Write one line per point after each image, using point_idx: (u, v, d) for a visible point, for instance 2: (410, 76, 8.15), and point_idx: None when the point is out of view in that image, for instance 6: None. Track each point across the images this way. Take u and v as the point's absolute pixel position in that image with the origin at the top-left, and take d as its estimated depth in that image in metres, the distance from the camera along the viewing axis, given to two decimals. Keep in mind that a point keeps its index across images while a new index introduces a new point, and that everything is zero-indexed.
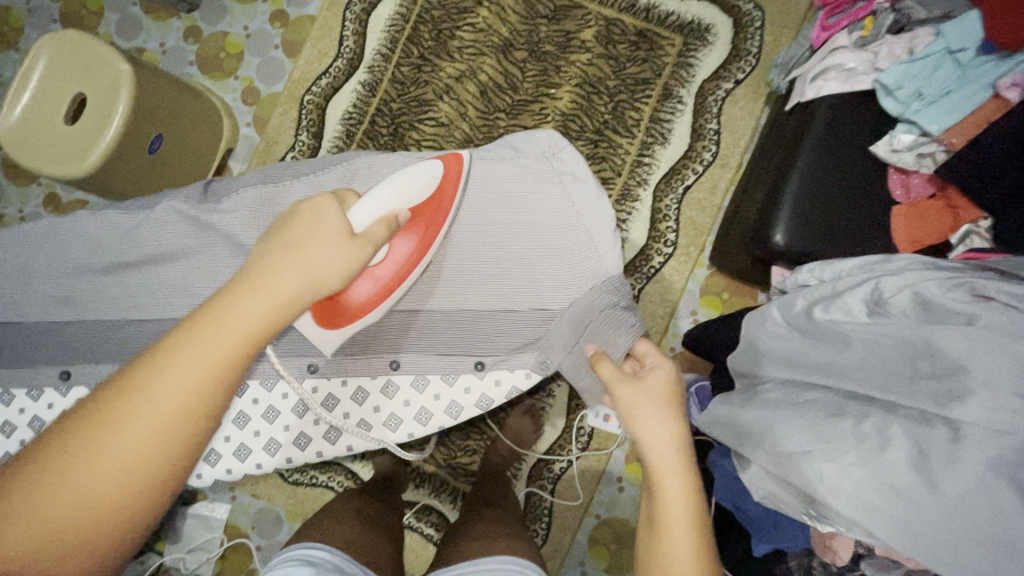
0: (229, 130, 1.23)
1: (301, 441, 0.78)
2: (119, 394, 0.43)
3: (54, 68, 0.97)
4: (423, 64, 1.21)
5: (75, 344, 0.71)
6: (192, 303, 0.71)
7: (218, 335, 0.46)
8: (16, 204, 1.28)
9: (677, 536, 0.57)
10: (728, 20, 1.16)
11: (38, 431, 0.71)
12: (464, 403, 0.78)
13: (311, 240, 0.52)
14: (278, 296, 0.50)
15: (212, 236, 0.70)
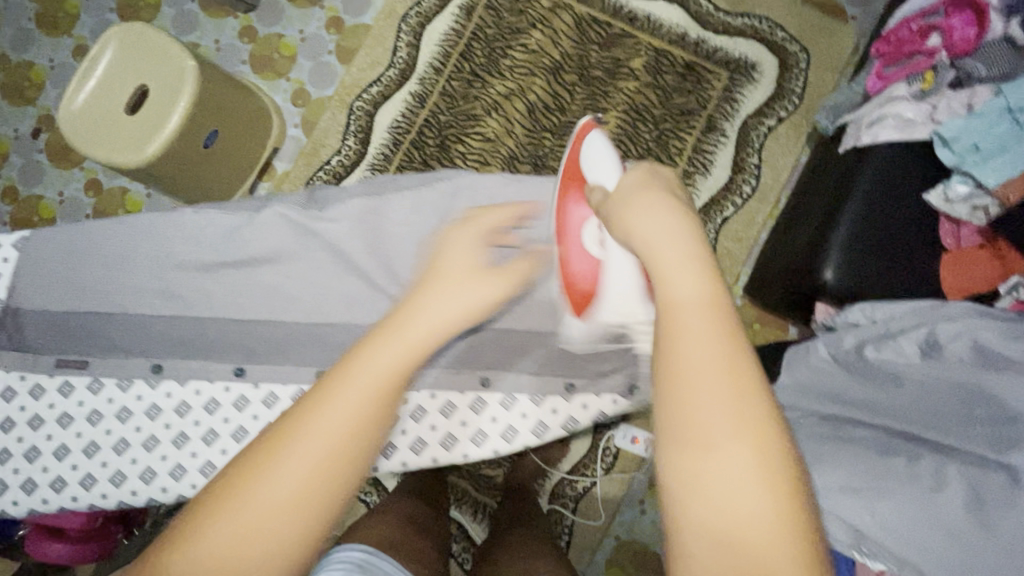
0: (278, 129, 1.24)
1: (386, 450, 0.73)
2: (270, 442, 0.41)
3: (120, 59, 0.99)
4: (474, 80, 1.24)
5: (171, 336, 0.70)
6: (291, 306, 0.70)
7: (380, 372, 0.44)
8: (56, 187, 1.28)
9: (709, 375, 0.37)
10: (775, 60, 1.20)
11: (96, 425, 0.69)
12: (550, 424, 0.75)
13: (466, 274, 0.52)
14: (421, 342, 0.47)
15: (314, 242, 0.68)
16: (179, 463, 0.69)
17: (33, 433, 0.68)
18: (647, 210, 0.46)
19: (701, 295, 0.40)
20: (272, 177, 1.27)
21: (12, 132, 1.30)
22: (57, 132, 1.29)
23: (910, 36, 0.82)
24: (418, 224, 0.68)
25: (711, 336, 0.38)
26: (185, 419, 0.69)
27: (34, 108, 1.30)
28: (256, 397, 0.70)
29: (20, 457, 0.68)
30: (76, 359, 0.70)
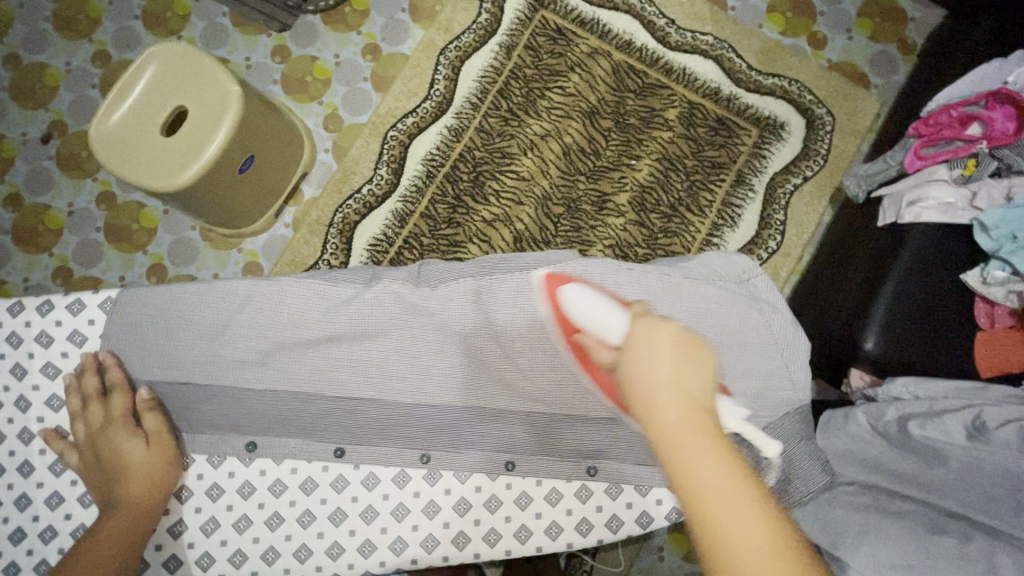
0: (309, 155, 1.21)
1: (459, 539, 0.62)
2: (100, 539, 0.55)
3: (160, 78, 0.96)
4: (511, 118, 1.24)
5: (218, 399, 0.63)
6: (390, 386, 0.63)
7: (99, 548, 0.55)
8: (66, 196, 1.22)
9: (721, 499, 0.41)
10: (802, 120, 1.24)
11: (87, 506, 0.63)
12: (656, 515, 0.63)
13: (119, 423, 0.60)
14: (115, 451, 0.59)
15: (422, 320, 0.63)
16: (240, 550, 0.61)
17: (52, 511, 0.63)
18: (644, 363, 0.45)
19: (697, 424, 0.43)
20: (299, 202, 1.24)
21: (21, 136, 1.24)
22: (69, 140, 1.24)
23: (950, 121, 0.87)
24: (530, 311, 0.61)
25: (714, 463, 0.42)
26: (265, 500, 0.62)
27: (46, 112, 1.25)
28: (356, 479, 0.62)
29: (36, 535, 0.63)
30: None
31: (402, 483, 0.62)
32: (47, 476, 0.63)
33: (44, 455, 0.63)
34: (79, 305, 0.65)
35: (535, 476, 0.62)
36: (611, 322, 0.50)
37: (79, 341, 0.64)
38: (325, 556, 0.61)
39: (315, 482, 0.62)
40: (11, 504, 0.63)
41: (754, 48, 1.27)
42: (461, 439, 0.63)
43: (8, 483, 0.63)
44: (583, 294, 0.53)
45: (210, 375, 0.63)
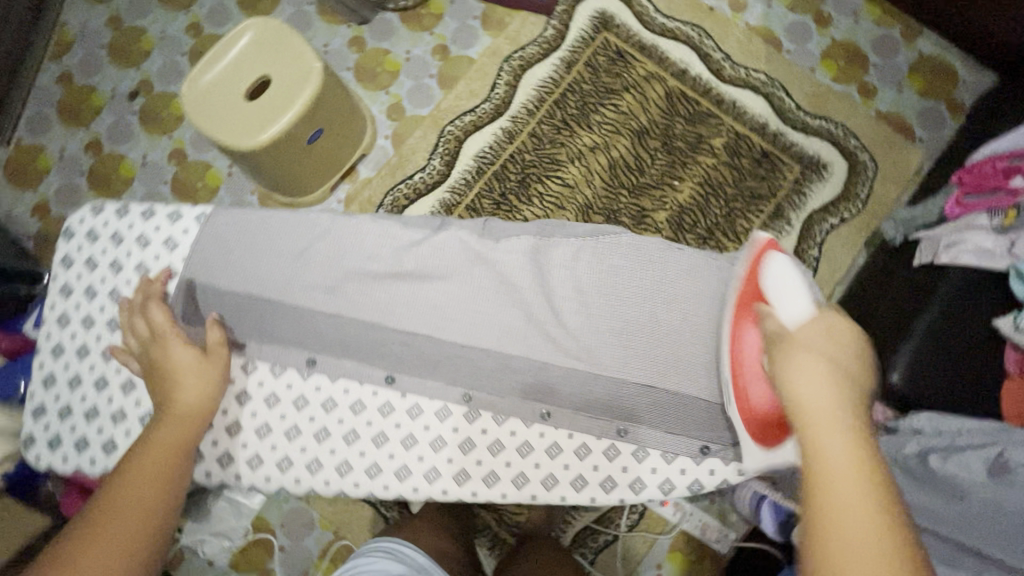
0: (370, 137, 1.29)
1: (490, 478, 0.64)
2: (153, 442, 0.60)
3: (252, 48, 1.04)
4: (563, 128, 1.30)
5: (275, 327, 0.68)
6: (443, 330, 0.66)
7: (152, 453, 0.59)
8: (142, 149, 1.31)
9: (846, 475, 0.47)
10: (845, 164, 1.27)
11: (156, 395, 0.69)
12: (679, 484, 0.64)
13: (167, 336, 0.64)
14: (166, 365, 0.63)
15: (484, 269, 0.68)
16: (287, 456, 0.66)
17: (122, 396, 0.69)
18: (813, 337, 0.56)
19: (835, 412, 0.50)
20: (353, 181, 1.31)
21: (111, 90, 1.34)
22: (153, 99, 1.33)
23: (994, 172, 0.89)
24: (582, 270, 0.67)
25: (840, 443, 0.49)
26: (317, 414, 0.66)
27: (137, 72, 1.35)
28: (402, 407, 0.66)
29: (105, 416, 0.69)
30: (234, 340, 0.68)
31: (444, 417, 0.65)
32: (124, 364, 0.69)
33: (123, 344, 0.70)
34: (177, 216, 0.72)
35: (568, 429, 0.65)
36: (798, 304, 0.59)
37: (170, 247, 0.71)
38: (363, 474, 0.65)
39: (364, 405, 0.66)
40: (89, 386, 0.69)
41: (804, 90, 1.31)
42: (502, 389, 0.66)
43: (88, 365, 0.70)
44: (787, 270, 0.62)
45: (277, 293, 0.68)
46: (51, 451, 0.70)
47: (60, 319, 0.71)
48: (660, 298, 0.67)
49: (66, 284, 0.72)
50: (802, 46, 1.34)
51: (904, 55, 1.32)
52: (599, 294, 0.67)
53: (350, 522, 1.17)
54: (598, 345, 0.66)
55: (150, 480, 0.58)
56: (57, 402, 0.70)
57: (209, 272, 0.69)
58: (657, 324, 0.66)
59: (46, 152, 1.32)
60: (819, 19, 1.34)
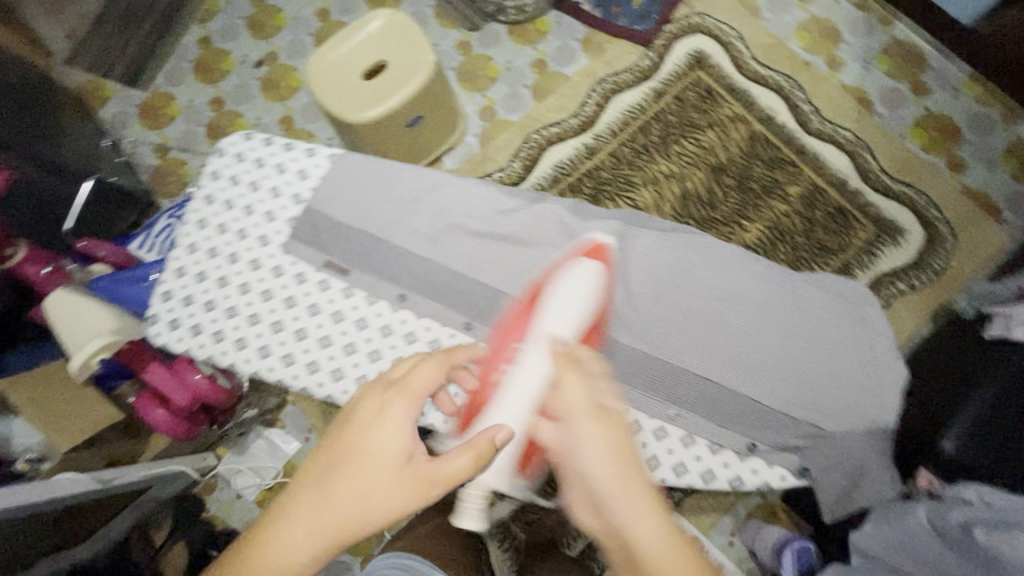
0: (460, 133, 1.38)
1: None
2: (345, 502, 0.54)
3: (376, 35, 1.15)
4: (642, 152, 1.35)
5: (371, 266, 0.77)
6: (523, 291, 0.75)
7: (307, 535, 0.54)
8: (257, 111, 1.45)
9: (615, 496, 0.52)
10: (923, 233, 1.26)
11: (267, 301, 0.77)
12: (720, 475, 0.70)
13: (410, 400, 0.56)
14: (398, 434, 0.55)
15: (570, 245, 0.75)
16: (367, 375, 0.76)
17: (239, 296, 0.77)
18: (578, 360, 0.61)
19: (638, 496, 0.52)
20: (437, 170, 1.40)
21: (241, 56, 1.50)
22: (276, 70, 1.48)
23: None
24: (659, 261, 0.73)
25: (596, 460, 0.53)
26: (398, 344, 0.76)
27: (267, 45, 1.50)
28: None
29: (222, 311, 0.77)
30: (340, 265, 0.77)
31: None
32: (246, 270, 0.78)
33: (249, 252, 0.78)
34: (313, 150, 0.80)
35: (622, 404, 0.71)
36: (554, 315, 0.64)
37: (303, 176, 0.79)
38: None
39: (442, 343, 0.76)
40: (214, 282, 0.78)
41: (890, 154, 1.31)
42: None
43: (216, 265, 0.78)
44: (568, 279, 0.65)
45: (385, 233, 0.77)
46: (168, 332, 0.77)
47: (198, 221, 0.80)
48: (729, 301, 0.72)
49: (209, 192, 0.81)
50: (894, 111, 1.34)
51: (1001, 135, 1.30)
52: (673, 285, 0.73)
53: None
54: (663, 331, 0.71)
55: (326, 540, 0.54)
56: (182, 291, 0.78)
57: (327, 202, 0.78)
58: (721, 320, 0.71)
59: (175, 101, 1.48)
60: (916, 88, 1.35)
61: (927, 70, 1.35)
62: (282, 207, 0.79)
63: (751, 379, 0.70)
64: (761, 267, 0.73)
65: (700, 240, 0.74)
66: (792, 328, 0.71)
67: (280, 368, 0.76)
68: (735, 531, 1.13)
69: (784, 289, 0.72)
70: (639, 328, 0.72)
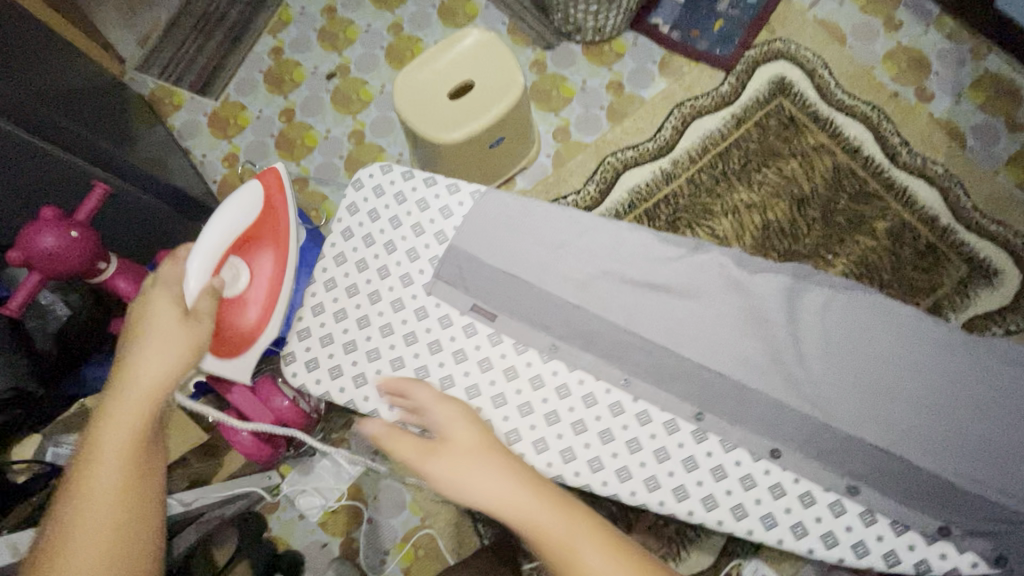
0: (533, 153, 1.35)
1: (708, 501, 0.68)
2: (131, 377, 0.61)
3: (465, 55, 1.13)
4: (722, 180, 1.32)
5: (524, 315, 0.75)
6: (685, 346, 0.72)
7: (114, 433, 0.57)
8: (328, 123, 1.44)
9: (541, 510, 0.57)
10: (1019, 275, 1.20)
11: (410, 345, 0.77)
12: (904, 559, 0.66)
13: (163, 285, 0.68)
14: (160, 305, 0.66)
15: (731, 298, 0.72)
16: (517, 429, 0.72)
17: (381, 337, 0.77)
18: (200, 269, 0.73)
19: (508, 481, 0.58)
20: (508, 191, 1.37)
21: (313, 68, 1.49)
22: (347, 82, 1.47)
23: None
24: (831, 321, 0.71)
25: (486, 471, 0.59)
26: (550, 397, 0.73)
27: (339, 56, 1.49)
28: (632, 410, 0.72)
29: (363, 352, 0.77)
30: (487, 310, 0.76)
31: (671, 430, 0.71)
32: (387, 311, 0.78)
33: (390, 291, 0.79)
34: (455, 187, 0.79)
35: (795, 473, 0.68)
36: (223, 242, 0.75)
37: (445, 214, 0.79)
38: (585, 466, 0.70)
39: (595, 399, 0.73)
40: (354, 320, 0.78)
41: (984, 192, 1.26)
42: (736, 416, 0.70)
43: (355, 303, 0.79)
44: (237, 209, 0.77)
45: (540, 280, 0.76)
46: (305, 372, 0.78)
47: (336, 257, 0.81)
48: (906, 367, 0.69)
49: (347, 228, 0.82)
50: (987, 147, 1.29)
51: None
52: (847, 349, 0.70)
53: (438, 513, 1.18)
54: (838, 396, 0.69)
55: (138, 407, 0.59)
56: (320, 329, 0.79)
57: (485, 249, 0.77)
58: (897, 387, 0.68)
59: (246, 111, 1.47)
60: (1010, 124, 1.30)
61: (1022, 105, 1.30)
62: (425, 245, 0.79)
63: (937, 452, 0.67)
64: (935, 331, 0.70)
65: (869, 300, 0.71)
66: (978, 400, 0.67)
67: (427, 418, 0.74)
68: None
69: (963, 354, 0.68)
70: (808, 392, 0.69)
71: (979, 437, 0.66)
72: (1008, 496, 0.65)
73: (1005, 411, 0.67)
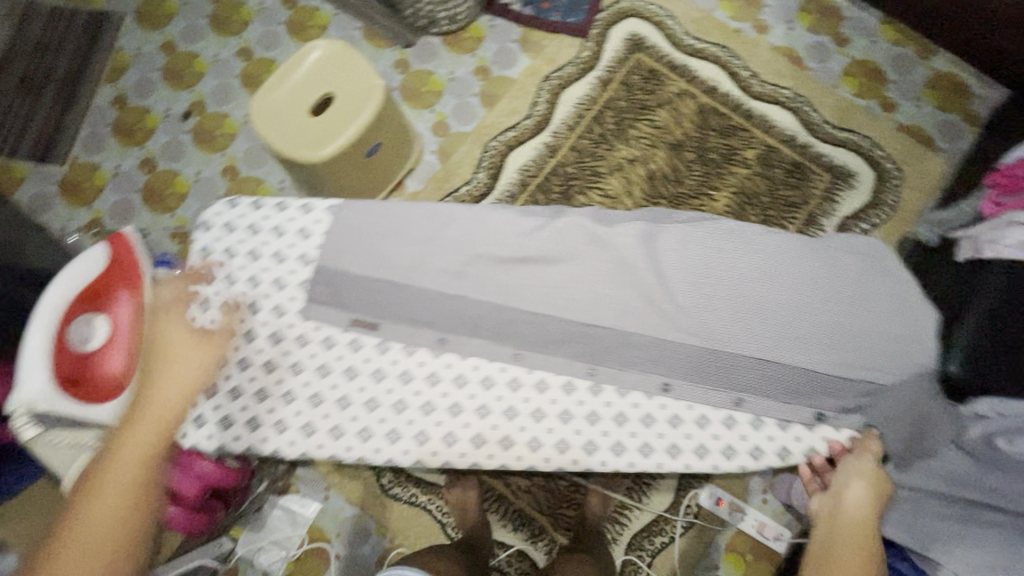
0: (416, 153, 1.34)
1: (618, 447, 0.74)
2: (152, 386, 0.71)
3: (319, 66, 1.09)
4: (602, 142, 1.37)
5: (409, 318, 0.76)
6: (568, 307, 0.75)
7: (139, 432, 0.68)
8: (194, 166, 1.35)
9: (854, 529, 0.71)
10: (872, 173, 1.34)
11: (297, 375, 0.76)
12: (794, 450, 0.76)
13: (165, 298, 0.75)
14: (175, 323, 0.73)
15: (601, 252, 0.76)
16: (424, 430, 0.75)
17: (266, 375, 0.76)
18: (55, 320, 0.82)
19: (855, 507, 0.73)
20: (401, 195, 1.36)
21: (164, 110, 1.39)
22: (207, 118, 1.38)
23: None
24: (693, 253, 0.76)
25: (857, 494, 0.73)
26: (449, 390, 0.75)
27: (191, 93, 1.40)
28: (530, 382, 0.75)
29: (278, 397, 0.76)
30: (367, 320, 0.76)
31: (570, 392, 0.75)
32: (265, 346, 0.77)
33: (268, 326, 0.77)
34: (308, 207, 0.80)
35: (689, 402, 0.76)
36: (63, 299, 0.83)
37: (303, 235, 0.79)
38: (521, 449, 0.75)
39: (494, 380, 0.75)
40: (235, 364, 0.77)
41: (828, 104, 1.38)
42: (624, 363, 0.75)
43: (230, 347, 0.77)
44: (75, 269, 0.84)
45: (415, 278, 0.76)
46: (221, 431, 0.77)
47: (198, 304, 0.79)
48: (760, 279, 0.76)
49: (203, 270, 0.79)
50: (822, 64, 1.42)
51: (919, 71, 1.40)
52: (709, 275, 0.76)
53: (406, 529, 1.16)
54: (708, 319, 0.75)
55: (159, 414, 0.69)
56: (199, 382, 0.77)
57: (353, 262, 0.77)
58: (755, 299, 0.76)
59: (101, 170, 1.36)
60: (838, 40, 1.43)
61: (843, 21, 1.44)
62: (290, 271, 0.78)
63: (798, 347, 0.75)
64: (778, 242, 0.78)
65: (719, 227, 0.78)
66: (824, 294, 0.76)
67: (331, 443, 0.75)
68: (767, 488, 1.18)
69: (803, 256, 0.77)
70: (679, 323, 0.75)
71: (829, 326, 0.76)
72: (860, 369, 0.76)
73: (845, 297, 0.76)
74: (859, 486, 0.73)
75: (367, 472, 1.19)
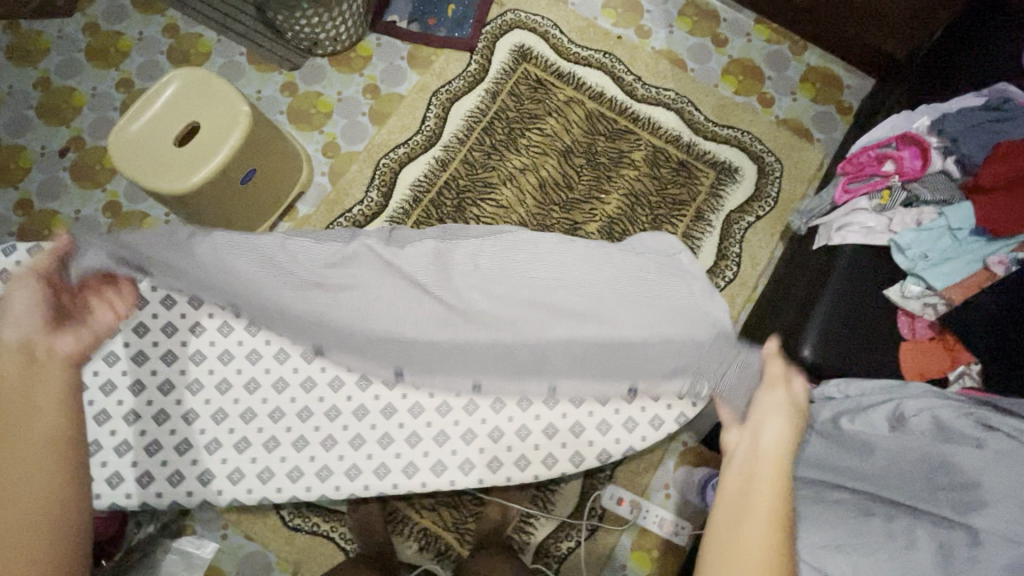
0: (306, 176, 1.33)
1: (426, 465, 0.88)
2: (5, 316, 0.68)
3: (181, 96, 1.08)
4: (493, 153, 1.38)
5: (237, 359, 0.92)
6: (376, 325, 0.87)
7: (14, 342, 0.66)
8: (74, 204, 1.31)
9: (767, 452, 0.65)
10: (755, 167, 1.38)
11: (127, 425, 0.89)
12: (586, 453, 0.89)
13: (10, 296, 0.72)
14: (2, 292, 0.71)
15: (395, 275, 0.86)
16: (239, 467, 0.88)
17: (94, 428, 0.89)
18: None
19: (777, 438, 0.67)
20: (293, 219, 1.34)
21: (40, 148, 1.35)
22: (86, 154, 1.34)
23: (869, 160, 0.99)
24: (483, 266, 0.85)
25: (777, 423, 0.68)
26: (263, 426, 0.90)
27: (67, 129, 1.36)
28: (341, 411, 0.90)
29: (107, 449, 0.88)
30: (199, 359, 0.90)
31: (377, 418, 0.90)
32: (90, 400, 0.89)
33: (150, 376, 0.91)
34: None
35: (487, 417, 0.90)
36: None
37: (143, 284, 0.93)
38: (353, 474, 0.88)
39: (307, 413, 0.90)
40: (124, 422, 0.89)
41: (710, 103, 1.43)
42: (424, 384, 0.90)
43: None
44: None
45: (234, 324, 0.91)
46: (140, 489, 0.87)
47: None
48: (552, 284, 0.84)
49: None
50: (703, 65, 1.46)
51: (794, 67, 1.46)
52: (500, 286, 0.84)
53: (308, 559, 1.14)
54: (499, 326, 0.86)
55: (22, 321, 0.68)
56: None
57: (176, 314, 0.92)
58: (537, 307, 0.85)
59: None
60: (717, 41, 1.48)
61: (721, 23, 1.49)
62: None
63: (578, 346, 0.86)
64: (570, 248, 0.85)
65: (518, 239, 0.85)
66: (618, 296, 0.83)
67: (164, 489, 0.87)
68: (668, 483, 1.20)
69: (592, 259, 0.84)
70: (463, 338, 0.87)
71: (614, 324, 0.84)
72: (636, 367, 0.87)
73: (630, 294, 0.83)
74: (781, 420, 0.69)
75: (268, 505, 1.16)
